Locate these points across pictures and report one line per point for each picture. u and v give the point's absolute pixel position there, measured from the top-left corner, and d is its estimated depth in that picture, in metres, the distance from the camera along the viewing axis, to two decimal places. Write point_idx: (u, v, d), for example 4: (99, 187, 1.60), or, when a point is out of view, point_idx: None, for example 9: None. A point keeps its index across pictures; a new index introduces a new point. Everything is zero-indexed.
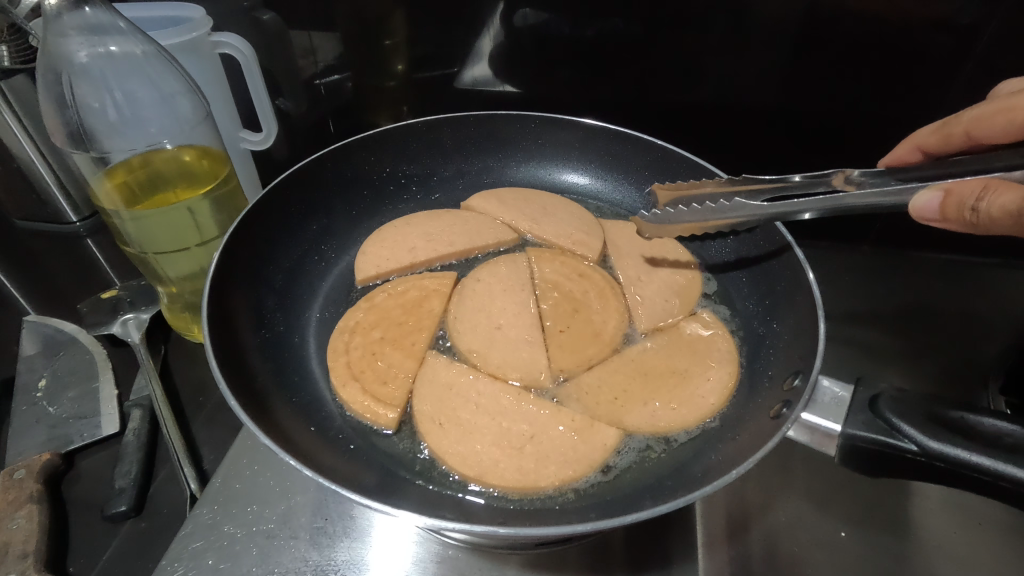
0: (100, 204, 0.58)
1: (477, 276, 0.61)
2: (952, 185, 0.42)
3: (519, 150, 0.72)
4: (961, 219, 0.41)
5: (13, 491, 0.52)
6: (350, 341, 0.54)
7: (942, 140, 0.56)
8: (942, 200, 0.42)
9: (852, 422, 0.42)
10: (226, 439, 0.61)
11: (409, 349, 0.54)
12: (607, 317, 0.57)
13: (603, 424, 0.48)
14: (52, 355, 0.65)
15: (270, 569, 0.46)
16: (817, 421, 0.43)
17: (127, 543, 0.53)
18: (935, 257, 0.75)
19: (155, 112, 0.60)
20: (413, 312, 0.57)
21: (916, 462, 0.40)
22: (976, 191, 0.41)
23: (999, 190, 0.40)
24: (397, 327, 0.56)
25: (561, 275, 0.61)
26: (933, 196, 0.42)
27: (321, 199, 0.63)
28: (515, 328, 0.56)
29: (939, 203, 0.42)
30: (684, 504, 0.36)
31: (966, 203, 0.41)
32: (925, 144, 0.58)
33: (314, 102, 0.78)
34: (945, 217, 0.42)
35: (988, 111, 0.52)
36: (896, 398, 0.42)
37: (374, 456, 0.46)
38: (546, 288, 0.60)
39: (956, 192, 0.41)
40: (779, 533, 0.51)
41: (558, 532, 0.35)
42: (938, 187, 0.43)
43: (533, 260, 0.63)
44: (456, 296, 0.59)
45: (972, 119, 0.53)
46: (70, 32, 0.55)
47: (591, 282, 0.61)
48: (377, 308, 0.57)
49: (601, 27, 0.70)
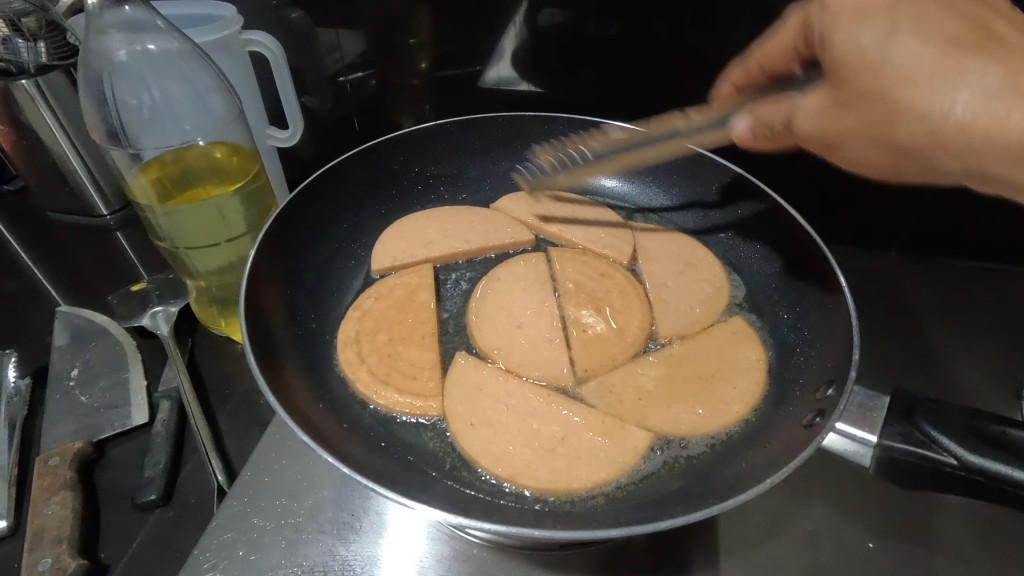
0: (135, 198, 0.59)
1: (497, 275, 0.61)
2: (757, 111, 0.50)
3: (548, 152, 0.72)
4: (769, 136, 0.50)
5: (48, 477, 0.54)
6: (360, 350, 0.53)
7: (746, 76, 0.59)
8: (752, 127, 0.51)
9: (887, 434, 0.43)
10: (251, 432, 0.62)
11: (421, 343, 0.55)
12: (630, 316, 0.58)
13: (632, 426, 0.48)
14: (84, 345, 0.67)
15: (296, 562, 0.46)
16: (851, 430, 0.44)
17: (156, 532, 0.54)
18: (963, 266, 0.75)
19: (189, 109, 0.62)
20: (407, 309, 0.58)
21: (954, 471, 0.41)
22: (773, 112, 0.49)
23: (784, 107, 0.49)
24: (401, 327, 0.56)
25: (583, 275, 0.61)
26: (746, 125, 0.51)
27: (349, 198, 0.64)
28: (536, 326, 0.57)
29: (750, 130, 0.51)
30: (719, 512, 0.36)
31: (772, 124, 0.49)
32: (738, 82, 0.61)
33: (338, 99, 0.79)
34: (757, 142, 0.51)
35: (770, 40, 0.55)
36: (934, 408, 0.42)
37: (404, 452, 0.46)
38: (568, 287, 0.60)
39: (761, 117, 0.50)
40: (808, 541, 0.50)
41: (591, 535, 0.35)
42: (748, 114, 0.51)
43: (554, 261, 0.63)
44: (476, 295, 0.60)
45: (762, 55, 0.57)
46: (110, 30, 0.56)
47: (612, 282, 0.61)
48: (371, 315, 0.57)
49: (625, 26, 0.70)
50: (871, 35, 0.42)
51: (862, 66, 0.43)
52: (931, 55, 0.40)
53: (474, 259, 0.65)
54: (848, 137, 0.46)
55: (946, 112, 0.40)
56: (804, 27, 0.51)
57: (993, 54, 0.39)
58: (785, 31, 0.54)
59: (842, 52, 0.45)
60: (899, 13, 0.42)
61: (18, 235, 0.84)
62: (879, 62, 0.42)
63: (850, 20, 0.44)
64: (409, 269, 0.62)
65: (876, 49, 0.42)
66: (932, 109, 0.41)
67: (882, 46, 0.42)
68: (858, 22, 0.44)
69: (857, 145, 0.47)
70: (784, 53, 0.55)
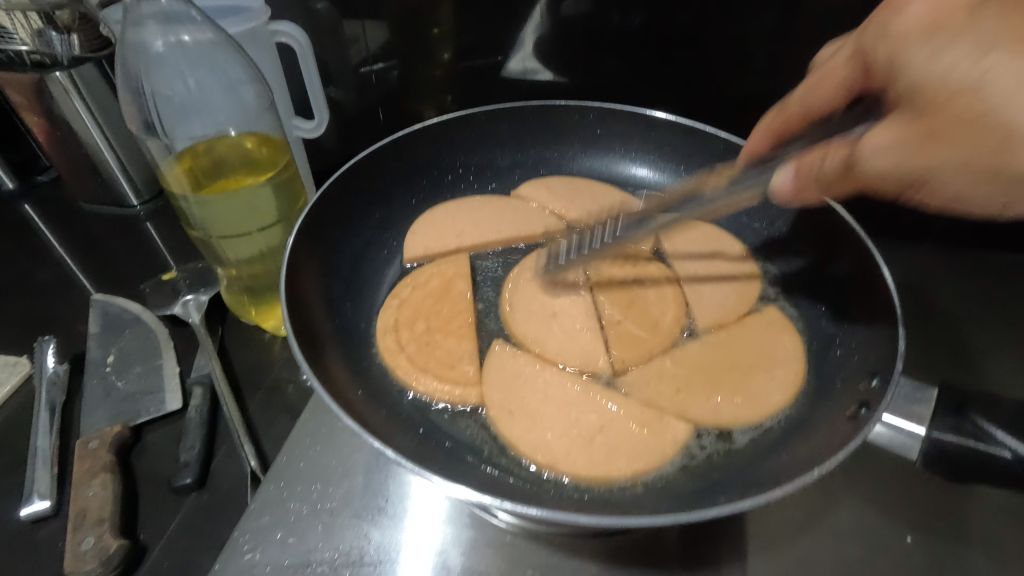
0: (169, 188, 0.60)
1: (527, 264, 0.61)
2: (799, 162, 0.48)
3: (578, 141, 0.72)
4: (814, 190, 0.47)
5: (88, 460, 0.55)
6: (398, 338, 0.53)
7: (784, 119, 0.57)
8: (795, 176, 0.48)
9: (937, 425, 0.42)
10: (282, 419, 0.63)
11: (458, 332, 0.55)
12: (665, 310, 0.57)
13: (672, 418, 0.48)
14: (118, 332, 0.68)
15: (332, 546, 0.47)
16: (899, 424, 0.43)
17: (192, 515, 0.55)
18: (997, 258, 0.75)
19: (221, 100, 0.62)
20: (444, 299, 0.58)
21: (1010, 469, 0.40)
22: (818, 162, 0.47)
23: (837, 152, 0.47)
24: (438, 316, 0.56)
25: (615, 267, 0.60)
26: (787, 175, 0.49)
27: (383, 187, 0.64)
28: (572, 315, 0.57)
29: (793, 180, 0.48)
30: (765, 501, 0.35)
31: (814, 170, 0.47)
32: (774, 128, 0.58)
33: (363, 90, 0.79)
34: (801, 193, 0.48)
35: (809, 85, 0.56)
36: (987, 404, 0.42)
37: (440, 439, 0.47)
38: (601, 280, 0.59)
39: (803, 167, 0.48)
40: (843, 536, 0.49)
41: (636, 523, 0.35)
42: (790, 167, 0.49)
43: None
44: (508, 287, 0.59)
45: (803, 95, 0.56)
46: (147, 21, 0.56)
47: (647, 274, 0.60)
48: (409, 304, 0.57)
49: (651, 14, 0.69)
50: (957, 52, 0.41)
51: (948, 90, 0.42)
52: (1017, 61, 0.39)
53: (506, 250, 0.64)
54: (938, 170, 0.43)
55: None
56: (858, 62, 0.52)
57: None
58: (828, 71, 0.55)
59: (919, 77, 0.44)
60: (978, 32, 0.41)
61: (51, 226, 0.86)
62: (972, 87, 0.40)
63: (919, 46, 0.44)
64: (447, 259, 0.62)
65: (963, 73, 0.41)
66: None
67: (976, 69, 0.40)
68: (935, 45, 0.43)
69: (953, 177, 0.43)
70: (832, 98, 0.55)
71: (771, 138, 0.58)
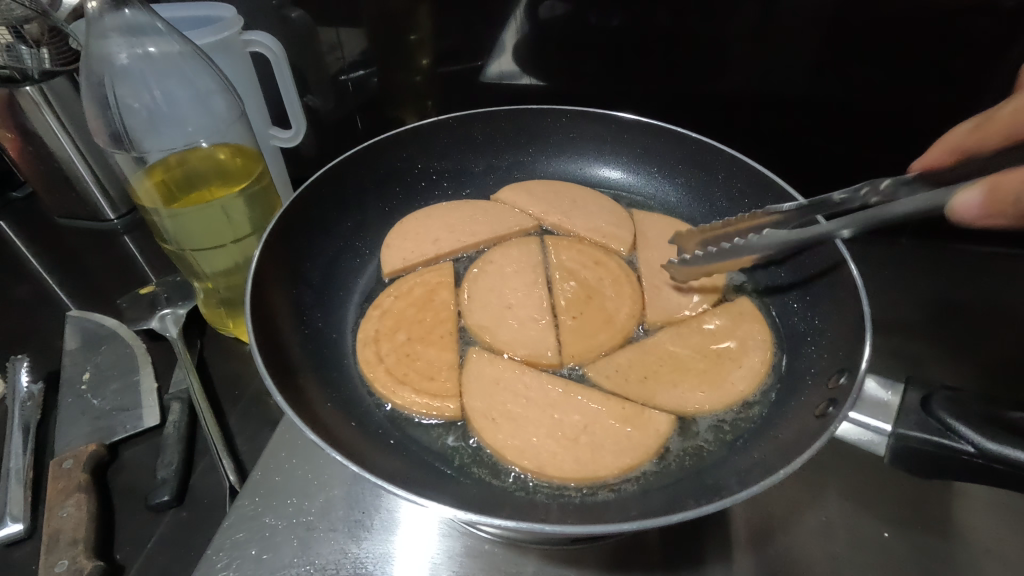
0: (140, 202, 0.59)
1: (490, 259, 0.62)
2: (993, 181, 0.38)
3: (551, 144, 0.72)
4: (1005, 215, 0.38)
5: (63, 480, 0.54)
6: (379, 350, 0.53)
7: (976, 137, 0.50)
8: (984, 198, 0.38)
9: (904, 424, 0.44)
10: (261, 432, 0.62)
11: (440, 342, 0.54)
12: (620, 304, 0.58)
13: (654, 411, 0.48)
14: (94, 349, 0.67)
15: (310, 561, 0.46)
16: (865, 420, 0.46)
17: (169, 532, 0.54)
18: (974, 249, 0.75)
19: (192, 111, 0.61)
20: (426, 308, 0.57)
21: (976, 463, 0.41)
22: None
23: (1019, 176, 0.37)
24: (420, 325, 0.56)
25: (578, 263, 0.61)
26: (973, 196, 0.39)
27: (355, 195, 0.64)
28: (525, 307, 0.58)
29: (981, 201, 0.38)
30: (729, 504, 0.35)
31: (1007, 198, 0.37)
32: (959, 145, 0.51)
33: (340, 98, 0.79)
34: (990, 214, 0.38)
35: None
36: (953, 398, 0.43)
37: (415, 448, 0.46)
38: (562, 274, 0.60)
39: (997, 187, 0.38)
40: (823, 532, 0.49)
41: (602, 529, 0.35)
42: (980, 185, 0.39)
43: (549, 247, 0.63)
44: (470, 275, 0.61)
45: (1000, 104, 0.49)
46: (111, 33, 0.56)
47: (606, 270, 0.61)
48: (391, 313, 0.57)
49: (625, 17, 0.69)
50: None
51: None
52: None
53: (479, 252, 0.64)
54: None
55: None
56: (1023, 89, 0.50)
57: None
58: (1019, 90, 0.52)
59: None
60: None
61: (26, 241, 0.85)
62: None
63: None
64: (430, 268, 0.62)
65: None
66: None
67: None
68: None
69: None
70: None
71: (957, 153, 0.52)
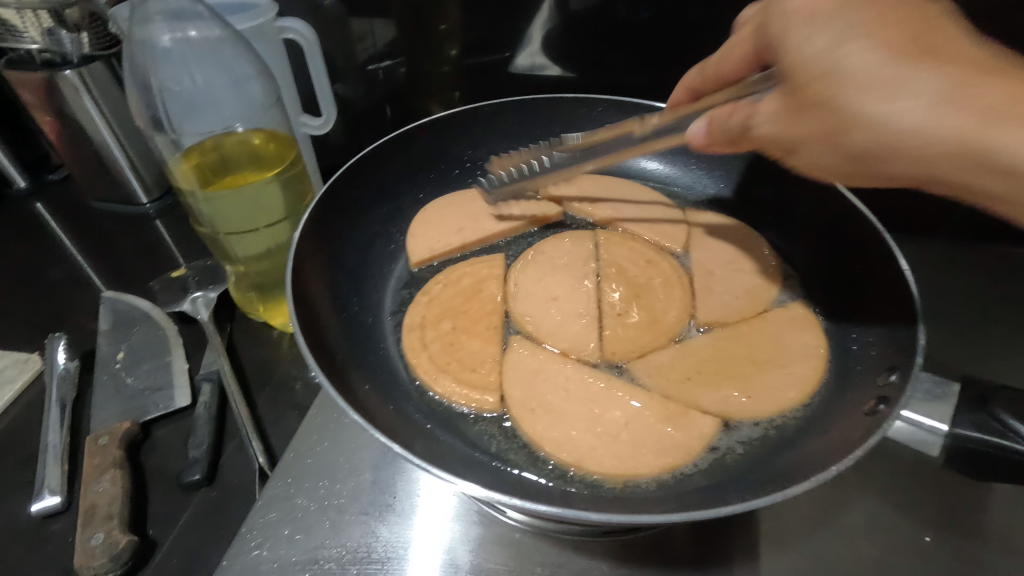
0: (176, 185, 0.60)
1: (542, 249, 0.62)
2: (712, 113, 0.48)
3: (586, 134, 0.71)
4: (721, 139, 0.47)
5: (98, 456, 0.55)
6: (423, 336, 0.53)
7: (701, 77, 0.57)
8: (706, 127, 0.48)
9: (960, 423, 0.43)
10: (289, 416, 0.62)
11: (483, 335, 0.54)
12: (669, 306, 0.56)
13: (697, 413, 0.47)
14: (128, 329, 0.68)
15: (341, 543, 0.47)
16: (920, 418, 0.44)
17: (201, 511, 0.55)
18: (1017, 250, 0.73)
19: (229, 95, 0.62)
20: (473, 299, 0.57)
21: None
22: (728, 115, 0.46)
23: (741, 110, 0.46)
24: (465, 316, 0.55)
25: (629, 260, 0.60)
26: (700, 126, 0.49)
27: (390, 182, 0.64)
28: (569, 301, 0.57)
29: (705, 130, 0.48)
30: (779, 499, 0.35)
31: (724, 125, 0.47)
32: (692, 85, 0.58)
33: (370, 87, 0.79)
34: (710, 141, 0.48)
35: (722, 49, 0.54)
36: (1006, 401, 0.42)
37: (449, 434, 0.46)
38: (609, 269, 0.59)
39: (714, 120, 0.47)
40: (859, 534, 0.48)
41: (648, 520, 0.34)
42: (703, 117, 0.48)
43: (601, 243, 0.62)
44: (515, 267, 0.60)
45: (717, 59, 0.54)
46: (155, 17, 0.57)
47: (658, 269, 0.60)
48: (438, 301, 0.57)
49: (660, 8, 0.68)
50: (824, 39, 0.39)
51: (808, 73, 0.40)
52: (874, 60, 0.37)
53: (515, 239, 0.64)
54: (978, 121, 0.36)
55: (883, 122, 0.39)
56: (757, 38, 0.48)
57: (936, 62, 0.37)
58: (735, 40, 0.52)
59: (794, 60, 0.41)
60: (852, 17, 0.38)
61: (61, 225, 0.86)
62: (828, 70, 0.39)
63: (801, 25, 0.40)
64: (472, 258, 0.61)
65: (823, 56, 0.39)
66: (874, 117, 0.39)
67: (834, 57, 0.38)
68: (807, 29, 0.40)
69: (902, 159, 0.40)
70: (740, 60, 0.52)
71: (691, 93, 0.59)
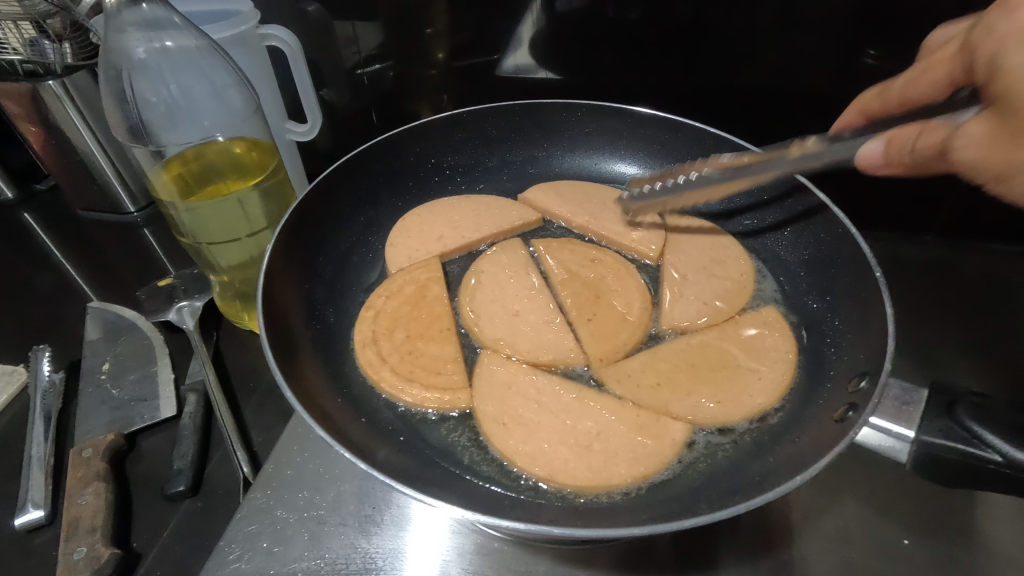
0: (157, 196, 0.60)
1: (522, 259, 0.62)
2: (892, 132, 0.42)
3: (565, 139, 0.71)
4: (903, 161, 0.42)
5: (82, 468, 0.55)
6: (380, 350, 0.52)
7: (883, 102, 0.54)
8: (884, 148, 0.43)
9: (926, 430, 0.43)
10: (275, 425, 0.62)
11: (440, 337, 0.54)
12: (630, 301, 0.57)
13: (671, 420, 0.47)
14: (114, 339, 0.68)
15: (320, 554, 0.47)
16: (887, 426, 0.44)
17: (184, 522, 0.55)
18: (1003, 248, 0.73)
19: (207, 105, 0.62)
20: (421, 305, 0.57)
21: (1003, 472, 0.40)
22: (916, 135, 0.41)
23: (935, 131, 0.40)
24: (417, 323, 0.55)
25: (573, 263, 0.61)
26: (876, 145, 0.44)
27: (365, 191, 0.64)
28: (534, 313, 0.57)
29: (882, 151, 0.43)
30: (746, 510, 0.34)
31: (905, 145, 0.41)
32: (868, 108, 0.55)
33: (357, 91, 0.79)
34: (890, 163, 0.43)
35: (911, 75, 0.50)
36: (978, 406, 0.42)
37: (424, 447, 0.46)
38: (561, 275, 0.60)
39: (895, 138, 0.42)
40: (839, 537, 0.48)
41: (613, 534, 0.34)
42: (881, 137, 0.43)
43: (541, 252, 0.63)
44: (469, 285, 0.59)
45: (907, 81, 0.51)
46: (128, 28, 0.56)
47: (603, 266, 0.61)
48: (385, 313, 0.55)
49: (645, 9, 0.68)
50: None
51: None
52: None
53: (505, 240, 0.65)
54: None
55: None
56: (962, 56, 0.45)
57: None
58: (938, 59, 0.48)
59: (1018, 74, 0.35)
60: None
61: (50, 234, 0.86)
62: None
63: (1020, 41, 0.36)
64: (417, 264, 0.60)
65: None
66: None
67: None
68: None
69: None
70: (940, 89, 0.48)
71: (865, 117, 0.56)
